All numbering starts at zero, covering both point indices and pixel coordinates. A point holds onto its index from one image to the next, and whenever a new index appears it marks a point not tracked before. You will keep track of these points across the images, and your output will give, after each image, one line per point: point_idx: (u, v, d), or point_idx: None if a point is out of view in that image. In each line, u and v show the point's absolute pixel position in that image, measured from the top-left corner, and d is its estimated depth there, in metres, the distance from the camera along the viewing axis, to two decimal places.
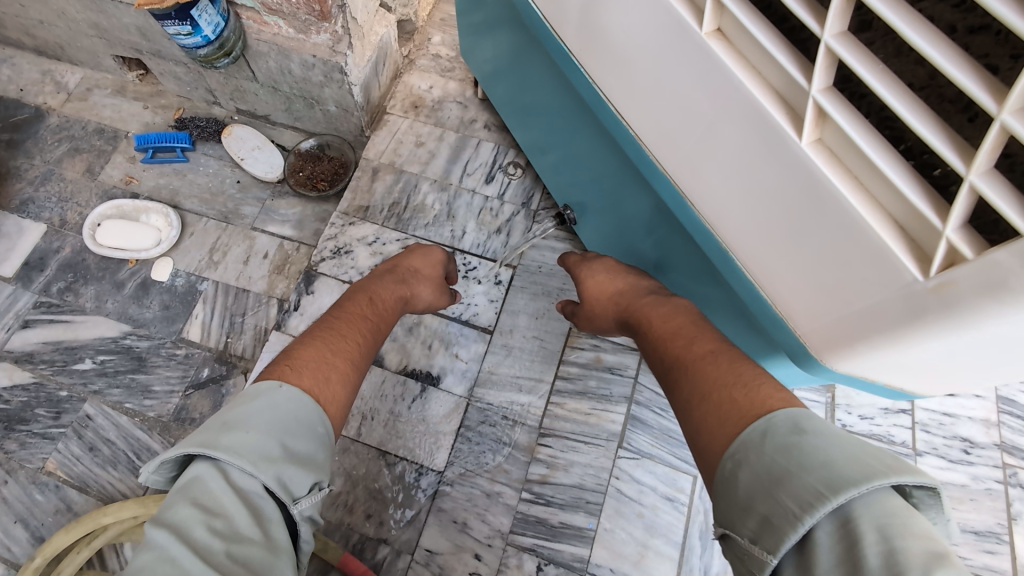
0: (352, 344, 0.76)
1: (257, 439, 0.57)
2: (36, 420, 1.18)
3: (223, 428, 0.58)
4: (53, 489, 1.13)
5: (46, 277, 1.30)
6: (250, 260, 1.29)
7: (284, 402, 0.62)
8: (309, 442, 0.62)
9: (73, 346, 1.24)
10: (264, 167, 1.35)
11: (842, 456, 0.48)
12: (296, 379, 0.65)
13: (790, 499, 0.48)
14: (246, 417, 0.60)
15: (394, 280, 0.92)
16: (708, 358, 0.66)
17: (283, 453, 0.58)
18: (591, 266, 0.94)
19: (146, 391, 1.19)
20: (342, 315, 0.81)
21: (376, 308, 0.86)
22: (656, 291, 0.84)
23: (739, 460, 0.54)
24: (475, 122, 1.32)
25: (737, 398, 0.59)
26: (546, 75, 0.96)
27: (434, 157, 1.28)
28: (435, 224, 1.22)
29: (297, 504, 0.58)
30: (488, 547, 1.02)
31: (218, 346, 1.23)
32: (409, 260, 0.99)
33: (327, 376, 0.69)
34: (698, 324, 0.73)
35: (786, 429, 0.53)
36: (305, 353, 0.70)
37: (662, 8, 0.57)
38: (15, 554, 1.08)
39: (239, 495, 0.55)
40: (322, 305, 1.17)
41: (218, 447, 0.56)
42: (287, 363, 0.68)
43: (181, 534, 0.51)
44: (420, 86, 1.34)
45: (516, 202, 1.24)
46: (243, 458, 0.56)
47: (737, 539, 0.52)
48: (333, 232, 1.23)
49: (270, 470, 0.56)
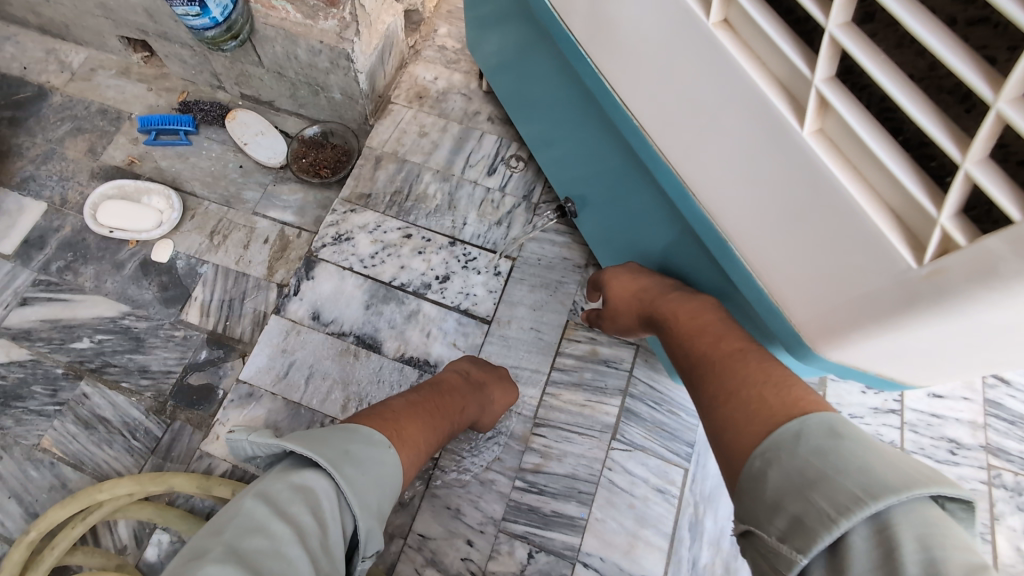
0: (430, 439, 0.83)
1: (368, 488, 0.68)
2: (32, 397, 1.19)
3: (345, 457, 0.67)
4: (47, 465, 1.13)
5: (45, 256, 1.30)
6: (251, 244, 1.30)
7: (387, 463, 0.72)
8: (388, 508, 0.72)
9: (72, 325, 1.25)
10: (267, 152, 1.35)
11: (879, 463, 0.49)
12: (399, 448, 0.75)
13: (825, 501, 0.49)
14: (362, 458, 0.69)
15: (476, 397, 0.95)
16: (736, 357, 0.69)
17: (372, 512, 0.68)
18: (613, 269, 0.95)
19: (143, 371, 1.20)
20: (438, 402, 0.88)
21: (461, 407, 0.92)
22: (679, 287, 0.85)
23: (768, 459, 0.56)
24: (478, 114, 1.32)
25: (766, 398, 0.61)
26: (554, 70, 0.98)
27: (437, 147, 1.28)
28: (436, 214, 1.23)
29: (363, 560, 0.68)
30: (481, 534, 1.04)
31: (216, 329, 1.23)
32: (494, 388, 0.99)
33: (411, 458, 0.77)
34: (724, 322, 0.75)
35: (821, 432, 0.54)
36: (410, 427, 0.80)
37: None
38: (8, 529, 1.09)
39: (339, 523, 0.64)
40: (323, 292, 1.18)
41: (340, 470, 0.66)
42: (396, 428, 0.78)
43: (300, 537, 0.59)
44: (425, 77, 1.35)
45: (517, 194, 1.25)
46: (356, 499, 0.66)
47: (762, 535, 0.53)
48: (335, 219, 1.23)
49: (365, 517, 0.67)
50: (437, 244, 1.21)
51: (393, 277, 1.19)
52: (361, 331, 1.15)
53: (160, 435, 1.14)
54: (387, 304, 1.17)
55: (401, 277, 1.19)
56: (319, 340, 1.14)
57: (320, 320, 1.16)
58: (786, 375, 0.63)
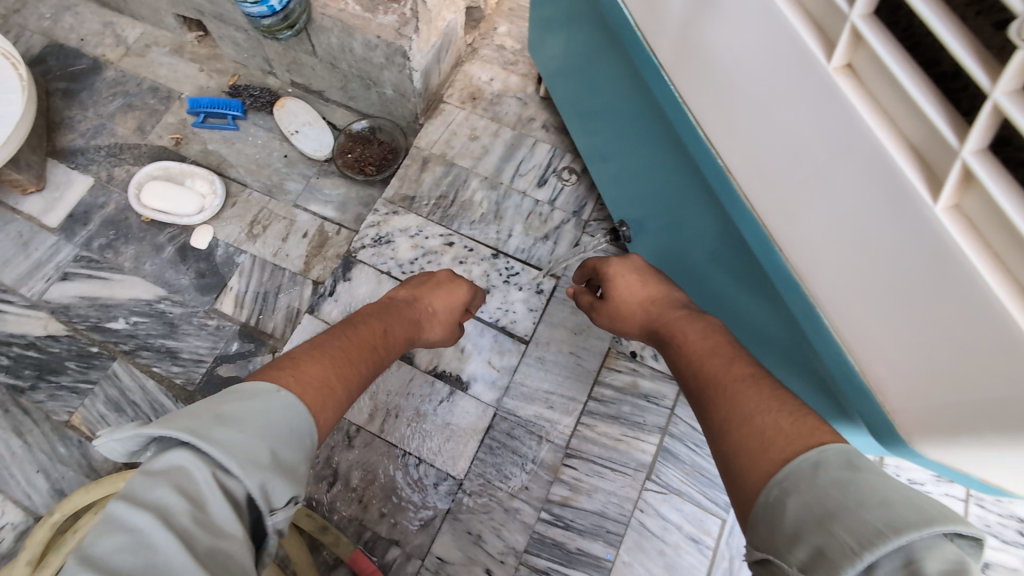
0: (354, 375, 0.68)
1: (249, 441, 0.51)
2: (66, 372, 1.21)
3: (212, 419, 0.51)
4: (75, 443, 1.16)
5: (88, 232, 1.31)
6: (289, 237, 1.27)
7: (279, 409, 0.56)
8: (297, 455, 0.55)
9: (109, 304, 1.25)
10: (313, 145, 1.31)
11: (901, 496, 0.44)
12: (296, 389, 0.59)
13: (848, 537, 0.42)
14: (239, 413, 0.53)
15: (410, 316, 0.85)
16: (750, 380, 0.60)
17: (268, 459, 0.51)
18: (621, 266, 0.87)
19: (174, 357, 1.21)
20: (355, 334, 0.74)
21: (391, 335, 0.79)
22: (687, 305, 0.81)
23: (786, 487, 0.48)
24: (533, 120, 1.24)
25: (783, 426, 0.53)
26: (621, 86, 0.91)
27: (487, 152, 1.22)
28: (481, 223, 1.18)
29: (273, 515, 0.52)
30: (501, 564, 1.02)
31: (248, 321, 1.22)
32: (432, 299, 0.89)
33: (325, 400, 0.61)
34: (733, 346, 0.68)
35: (839, 463, 0.48)
36: (311, 367, 0.63)
37: (788, 38, 0.53)
38: (36, 503, 1.12)
39: (222, 491, 0.49)
40: (358, 294, 1.15)
41: (205, 437, 0.50)
42: (290, 372, 0.61)
43: (156, 522, 0.45)
44: (480, 77, 1.28)
45: (567, 209, 1.18)
46: (231, 458, 0.49)
47: (779, 567, 0.46)
48: (376, 220, 1.20)
49: (254, 472, 0.50)
50: (479, 255, 1.16)
51: None
52: None
53: None
54: None
55: None
56: None
57: None
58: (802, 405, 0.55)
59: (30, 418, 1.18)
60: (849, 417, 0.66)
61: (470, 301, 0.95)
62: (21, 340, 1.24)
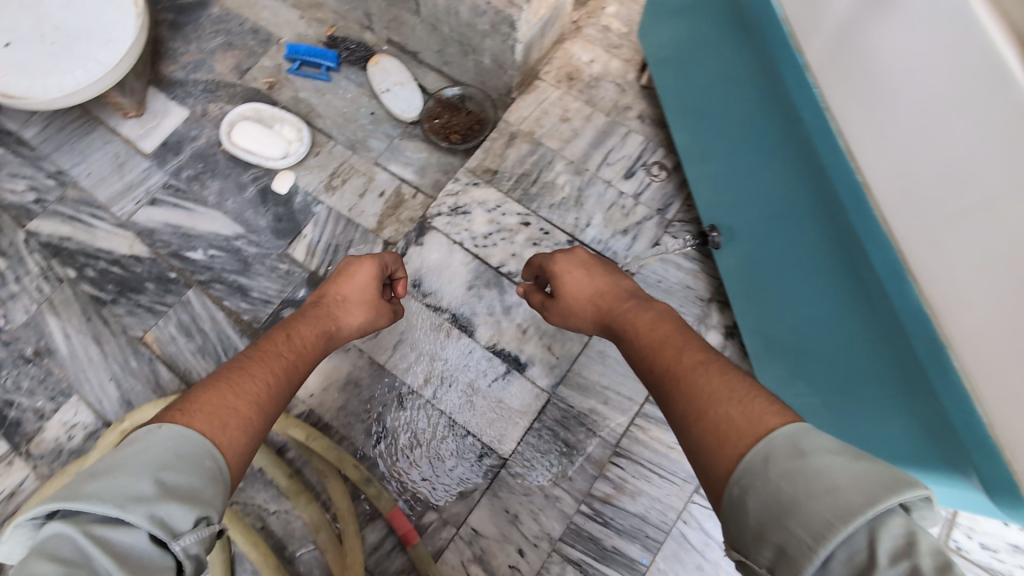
0: (263, 386, 0.64)
1: (125, 481, 0.46)
2: (146, 293, 1.28)
3: (82, 479, 0.47)
4: (147, 360, 1.23)
5: (179, 162, 1.36)
6: (366, 194, 1.28)
7: (162, 440, 0.51)
8: (196, 476, 0.50)
9: (190, 234, 1.31)
10: (402, 105, 1.29)
11: (848, 480, 0.43)
12: (183, 421, 0.55)
13: (803, 531, 0.43)
14: (117, 462, 0.49)
15: (317, 314, 0.81)
16: (697, 369, 0.60)
17: (155, 489, 0.47)
18: (568, 262, 0.87)
19: (244, 294, 1.25)
20: (251, 350, 0.70)
21: (299, 336, 0.75)
22: (638, 295, 0.80)
23: (745, 486, 0.48)
24: (629, 109, 1.20)
25: (733, 420, 0.53)
26: (740, 94, 0.87)
27: (577, 136, 1.19)
28: (560, 208, 1.16)
29: (179, 541, 0.46)
30: (534, 547, 1.03)
31: (317, 271, 1.25)
32: (338, 293, 0.86)
33: (226, 419, 0.57)
34: (683, 333, 0.68)
35: (786, 451, 0.47)
36: (200, 395, 0.59)
37: (980, 57, 0.54)
38: (110, 407, 1.21)
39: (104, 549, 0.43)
40: (429, 261, 1.16)
41: (73, 495, 0.45)
42: (177, 406, 0.57)
43: None
44: (581, 57, 1.24)
45: (651, 206, 1.14)
46: (106, 504, 0.44)
47: (752, 565, 0.47)
48: (455, 189, 1.19)
49: (137, 507, 0.45)
50: (553, 239, 1.14)
51: (501, 263, 1.15)
52: (457, 311, 1.14)
53: None
54: (490, 289, 1.14)
55: (509, 265, 1.14)
56: (415, 308, 1.14)
57: (420, 289, 1.15)
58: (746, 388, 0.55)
59: (112, 329, 1.27)
60: (950, 473, 0.61)
61: (379, 272, 0.91)
62: (109, 256, 1.32)
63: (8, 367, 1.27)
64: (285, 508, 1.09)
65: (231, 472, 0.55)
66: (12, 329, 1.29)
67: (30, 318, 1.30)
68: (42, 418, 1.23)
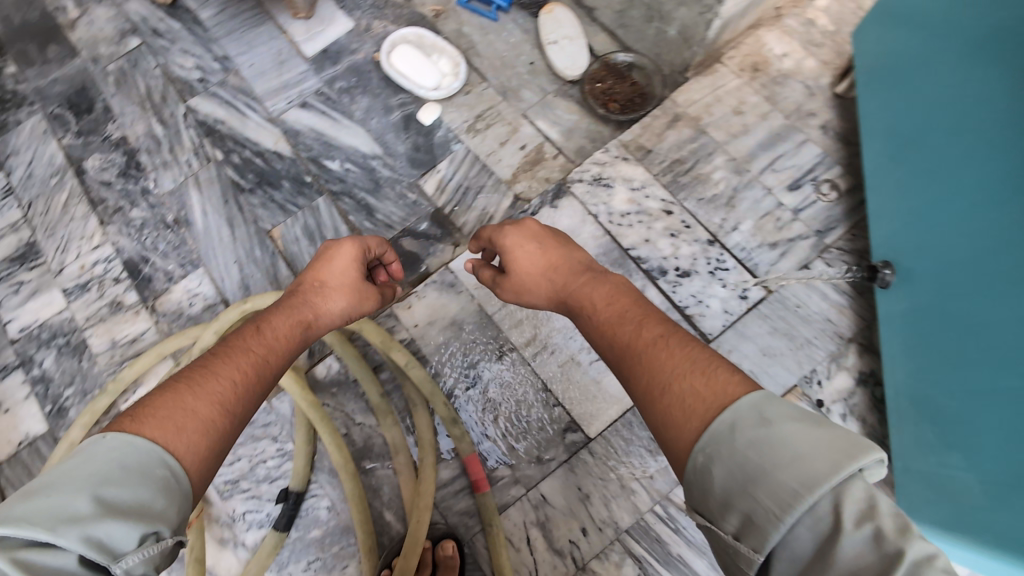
0: (229, 387, 0.65)
1: (59, 502, 0.47)
2: (280, 190, 1.33)
3: (18, 498, 0.47)
4: (270, 252, 1.30)
5: (334, 72, 1.39)
6: (507, 144, 1.26)
7: (106, 452, 0.52)
8: (145, 487, 0.51)
9: (331, 144, 1.34)
10: (567, 61, 1.26)
11: (809, 449, 0.47)
12: (133, 429, 0.55)
13: (769, 499, 0.46)
14: (60, 479, 0.49)
15: (294, 306, 0.81)
16: (659, 344, 0.64)
17: (93, 508, 0.48)
18: (517, 237, 0.86)
19: (369, 214, 1.28)
20: (220, 347, 0.71)
21: (273, 332, 0.75)
22: (593, 269, 0.82)
23: (710, 454, 0.51)
24: (812, 116, 1.11)
25: (699, 392, 0.56)
26: (991, 116, 0.73)
27: (747, 132, 1.11)
28: (709, 204, 1.09)
29: (120, 563, 0.47)
30: (598, 530, 1.03)
31: (443, 209, 1.25)
32: (315, 281, 0.85)
33: (183, 423, 0.58)
34: (638, 307, 0.71)
35: (752, 421, 0.51)
36: (159, 398, 0.60)
37: None
38: (231, 287, 1.30)
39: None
40: (559, 224, 1.13)
41: (2, 519, 0.45)
42: (133, 412, 0.58)
43: None
44: (773, 49, 1.14)
45: (810, 225, 1.06)
46: (37, 525, 0.45)
47: (717, 532, 0.51)
48: (603, 159, 1.15)
49: (71, 529, 0.45)
50: (693, 235, 1.09)
51: (632, 246, 1.10)
52: None
53: None
54: (615, 269, 1.09)
55: (640, 250, 1.10)
56: None
57: None
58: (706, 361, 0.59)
59: (244, 216, 1.34)
60: None
61: (361, 256, 0.89)
62: (254, 147, 1.38)
63: (151, 228, 1.38)
64: (370, 423, 1.13)
65: (190, 479, 0.55)
66: (160, 194, 1.40)
67: (177, 187, 1.39)
68: (171, 281, 1.33)
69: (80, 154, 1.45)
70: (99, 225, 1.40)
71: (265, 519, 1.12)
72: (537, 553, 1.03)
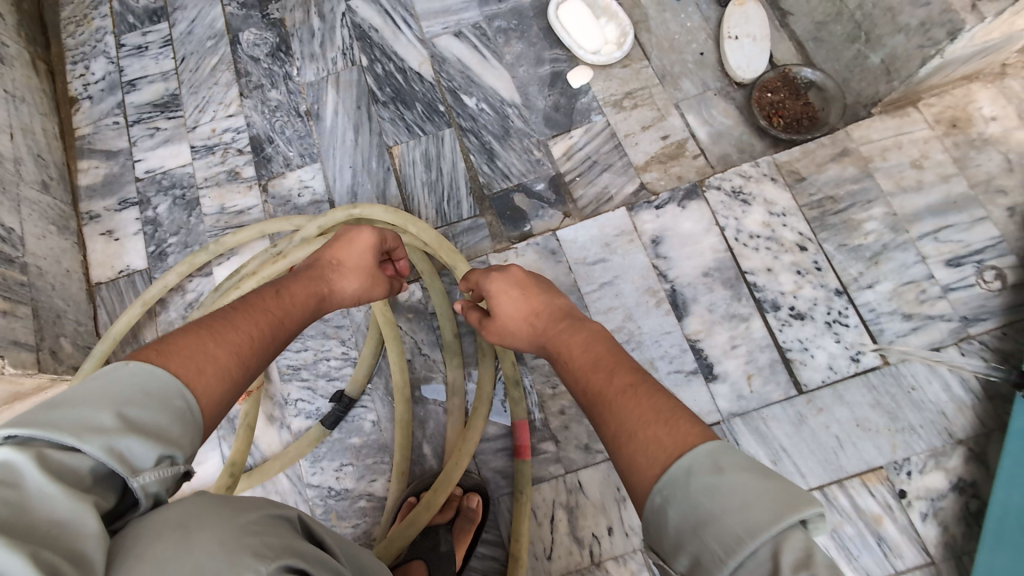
0: (248, 339, 0.65)
1: (80, 414, 0.47)
2: (412, 111, 1.34)
3: (38, 410, 0.46)
4: (384, 167, 1.31)
5: (497, 10, 1.37)
6: (649, 129, 1.21)
7: (126, 375, 0.52)
8: (162, 416, 0.51)
9: (474, 80, 1.33)
10: (742, 60, 1.21)
11: (754, 496, 0.46)
12: (158, 362, 0.56)
13: (716, 544, 0.45)
14: (77, 396, 0.49)
15: (312, 276, 0.81)
16: (627, 392, 0.60)
17: (117, 422, 0.48)
18: (500, 283, 0.82)
19: (490, 158, 1.27)
20: (244, 301, 0.71)
21: (292, 296, 0.75)
22: (572, 315, 0.77)
23: (666, 496, 0.50)
24: (1002, 193, 1.00)
25: (660, 438, 0.53)
26: None
27: (920, 189, 1.02)
28: (850, 253, 1.02)
29: (139, 477, 0.46)
30: (624, 536, 1.00)
31: (564, 175, 1.22)
32: (335, 254, 0.85)
33: (203, 365, 0.58)
34: (614, 353, 0.67)
35: (705, 465, 0.49)
36: (180, 339, 0.60)
37: None
38: (339, 190, 1.33)
39: (49, 472, 0.42)
40: (681, 225, 1.08)
41: (26, 423, 0.44)
42: (156, 346, 0.58)
43: None
44: (981, 108, 1.04)
45: (957, 308, 0.96)
46: (63, 431, 0.45)
47: (669, 568, 0.50)
48: (748, 173, 1.08)
49: (96, 437, 0.46)
50: (822, 279, 1.01)
51: (751, 270, 1.04)
52: (680, 288, 1.05)
53: (463, 217, 1.23)
54: (726, 289, 1.04)
55: (758, 277, 1.03)
56: (641, 263, 1.07)
57: (657, 248, 1.08)
58: (668, 412, 0.55)
59: (370, 126, 1.35)
60: None
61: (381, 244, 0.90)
62: (399, 63, 1.38)
63: (283, 112, 1.42)
64: (434, 358, 1.15)
65: (204, 412, 0.56)
66: (300, 83, 1.43)
67: (317, 81, 1.42)
68: (288, 167, 1.38)
69: (239, 24, 1.50)
70: (238, 95, 1.45)
71: (314, 413, 1.16)
72: (557, 534, 1.02)
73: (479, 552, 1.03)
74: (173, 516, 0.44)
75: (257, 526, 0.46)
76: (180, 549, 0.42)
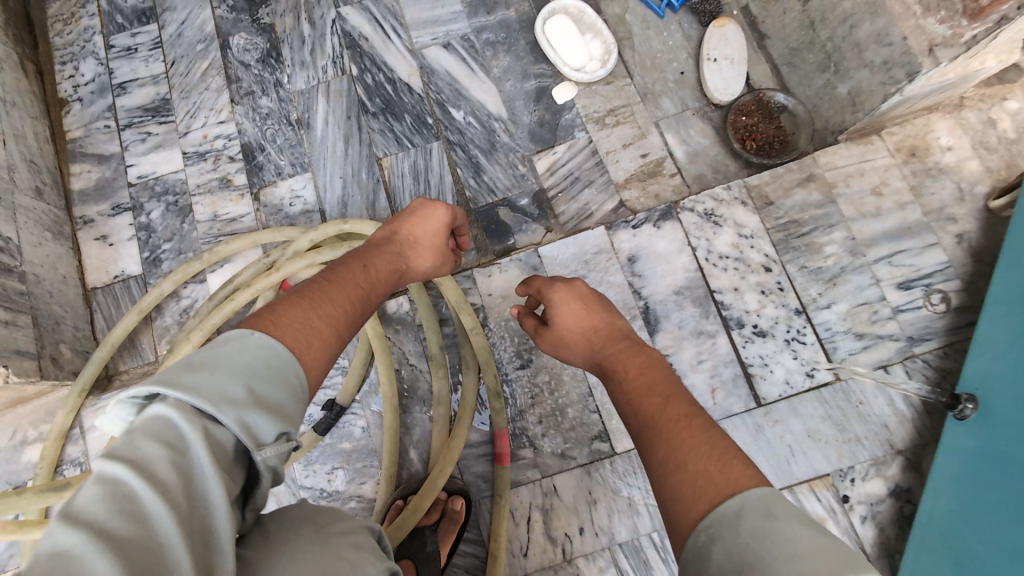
0: (341, 312, 0.69)
1: (219, 383, 0.50)
2: (401, 122, 1.38)
3: (186, 369, 0.50)
4: (374, 178, 1.35)
5: (485, 22, 1.40)
6: (630, 147, 1.27)
7: (252, 347, 0.55)
8: (279, 391, 0.54)
9: (462, 93, 1.37)
10: (720, 82, 1.26)
11: (811, 551, 0.46)
12: (275, 335, 0.58)
13: None
14: (215, 361, 0.52)
15: (393, 250, 0.86)
16: (678, 423, 0.63)
17: (246, 396, 0.51)
18: (565, 294, 0.89)
19: (477, 172, 1.31)
20: (336, 275, 0.75)
21: (374, 270, 0.80)
22: (630, 337, 0.83)
23: (713, 534, 0.51)
24: (953, 221, 1.07)
25: (710, 474, 0.55)
26: None
27: (877, 215, 1.09)
28: (810, 274, 1.09)
29: (261, 452, 0.50)
30: (594, 535, 1.09)
31: (547, 190, 1.28)
32: (408, 228, 0.90)
33: (309, 339, 0.61)
34: (671, 382, 0.71)
35: (757, 510, 0.50)
36: (289, 313, 0.63)
37: None
38: (329, 199, 1.37)
39: (204, 446, 0.46)
40: (655, 244, 1.14)
41: (178, 383, 0.49)
42: (268, 318, 0.61)
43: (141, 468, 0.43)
44: (939, 138, 1.11)
45: (905, 328, 1.04)
46: (205, 400, 0.48)
47: None
48: (720, 196, 1.14)
49: (230, 408, 0.49)
50: (783, 299, 1.09)
51: (719, 289, 1.10)
52: (652, 305, 1.12)
53: None
54: (695, 306, 1.10)
55: (726, 295, 1.10)
56: (617, 279, 1.14)
57: (632, 266, 1.14)
58: (721, 447, 0.58)
59: (360, 137, 1.39)
60: None
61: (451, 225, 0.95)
62: (388, 73, 1.41)
63: (273, 120, 1.45)
64: (421, 367, 1.21)
65: (309, 386, 0.59)
66: (291, 90, 1.45)
67: (307, 89, 1.45)
68: (279, 176, 1.41)
69: (229, 29, 1.51)
70: (229, 102, 1.47)
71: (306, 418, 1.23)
72: (532, 533, 1.10)
73: (461, 549, 1.11)
74: (305, 513, 0.57)
75: (361, 529, 0.60)
76: (318, 538, 0.54)
